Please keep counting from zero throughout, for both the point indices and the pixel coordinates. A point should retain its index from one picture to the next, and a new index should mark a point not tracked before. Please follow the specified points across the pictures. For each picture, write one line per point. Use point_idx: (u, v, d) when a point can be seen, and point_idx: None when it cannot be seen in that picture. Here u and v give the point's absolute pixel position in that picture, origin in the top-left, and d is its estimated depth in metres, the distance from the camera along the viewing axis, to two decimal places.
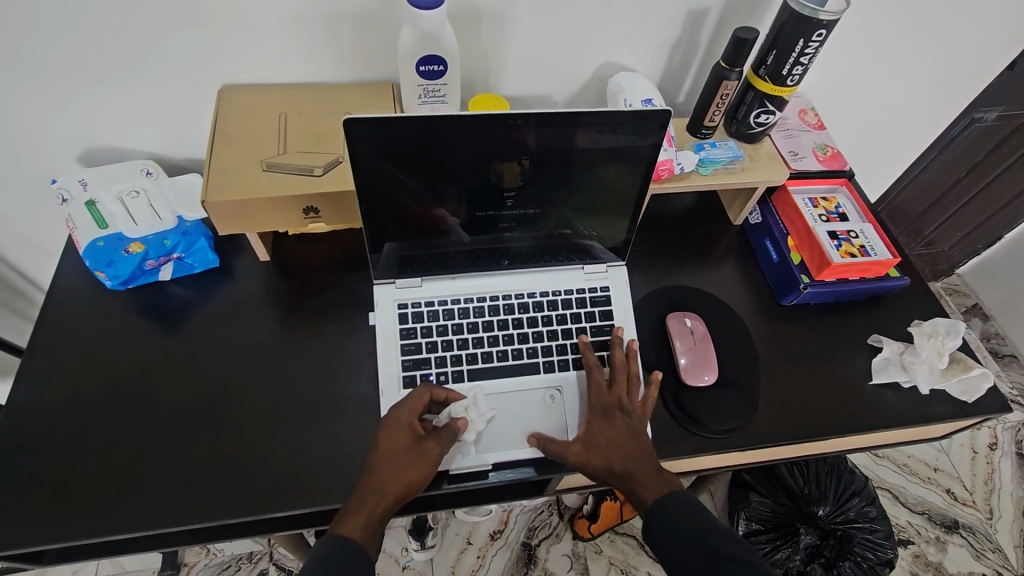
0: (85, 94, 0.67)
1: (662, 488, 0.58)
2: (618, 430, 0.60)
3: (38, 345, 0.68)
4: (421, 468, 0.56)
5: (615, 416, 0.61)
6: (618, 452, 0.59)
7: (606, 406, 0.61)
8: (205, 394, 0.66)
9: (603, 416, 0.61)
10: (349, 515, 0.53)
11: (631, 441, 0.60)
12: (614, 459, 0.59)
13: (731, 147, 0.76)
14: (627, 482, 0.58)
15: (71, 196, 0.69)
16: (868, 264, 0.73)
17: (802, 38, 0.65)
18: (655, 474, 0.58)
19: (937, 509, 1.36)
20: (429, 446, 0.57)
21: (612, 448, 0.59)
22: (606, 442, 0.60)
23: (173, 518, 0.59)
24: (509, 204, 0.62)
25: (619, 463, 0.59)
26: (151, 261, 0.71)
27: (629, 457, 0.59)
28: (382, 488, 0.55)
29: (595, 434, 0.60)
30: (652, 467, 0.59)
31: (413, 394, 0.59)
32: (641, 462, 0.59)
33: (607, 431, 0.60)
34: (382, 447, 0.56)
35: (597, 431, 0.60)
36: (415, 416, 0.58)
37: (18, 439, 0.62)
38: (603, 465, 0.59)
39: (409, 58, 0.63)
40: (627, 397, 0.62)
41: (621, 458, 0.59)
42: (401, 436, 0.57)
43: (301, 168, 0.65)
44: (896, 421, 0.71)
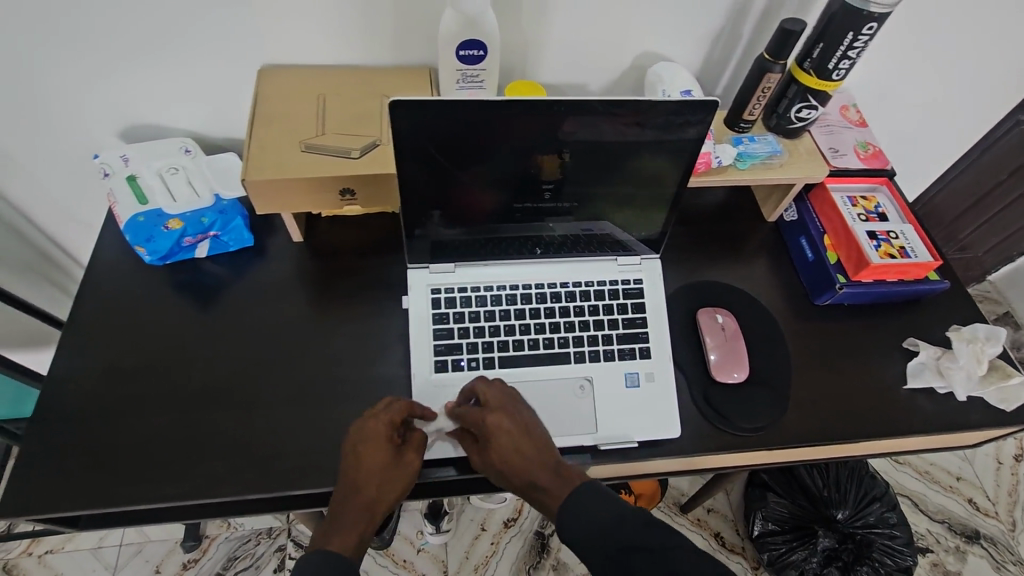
0: (128, 72, 0.68)
1: (564, 490, 0.53)
2: (505, 444, 0.55)
3: (75, 316, 0.69)
4: (407, 480, 0.57)
5: (494, 437, 0.56)
6: (512, 466, 0.55)
7: (482, 425, 0.57)
8: (236, 372, 0.67)
9: (488, 434, 0.56)
10: (340, 531, 0.53)
11: (522, 451, 0.55)
12: (513, 475, 0.55)
13: (770, 142, 0.74)
14: (534, 493, 0.54)
15: (113, 170, 0.71)
16: (908, 265, 0.72)
17: (851, 31, 0.64)
18: (552, 478, 0.54)
19: (958, 518, 1.34)
20: (411, 457, 0.57)
21: (508, 464, 0.55)
22: (498, 459, 0.55)
23: (206, 490, 0.60)
24: (547, 196, 0.62)
25: (515, 476, 0.55)
26: (189, 238, 0.71)
27: (526, 467, 0.54)
28: (374, 501, 0.55)
29: (489, 450, 0.56)
30: (550, 473, 0.54)
31: (394, 407, 0.58)
32: (536, 468, 0.54)
33: (496, 446, 0.56)
34: (371, 463, 0.56)
35: (489, 445, 0.56)
36: (393, 428, 0.57)
37: (57, 408, 0.64)
38: (506, 478, 0.56)
39: (449, 41, 0.62)
40: (503, 411, 0.57)
41: (518, 472, 0.55)
42: (385, 451, 0.56)
43: (338, 150, 0.64)
44: (929, 427, 0.69)
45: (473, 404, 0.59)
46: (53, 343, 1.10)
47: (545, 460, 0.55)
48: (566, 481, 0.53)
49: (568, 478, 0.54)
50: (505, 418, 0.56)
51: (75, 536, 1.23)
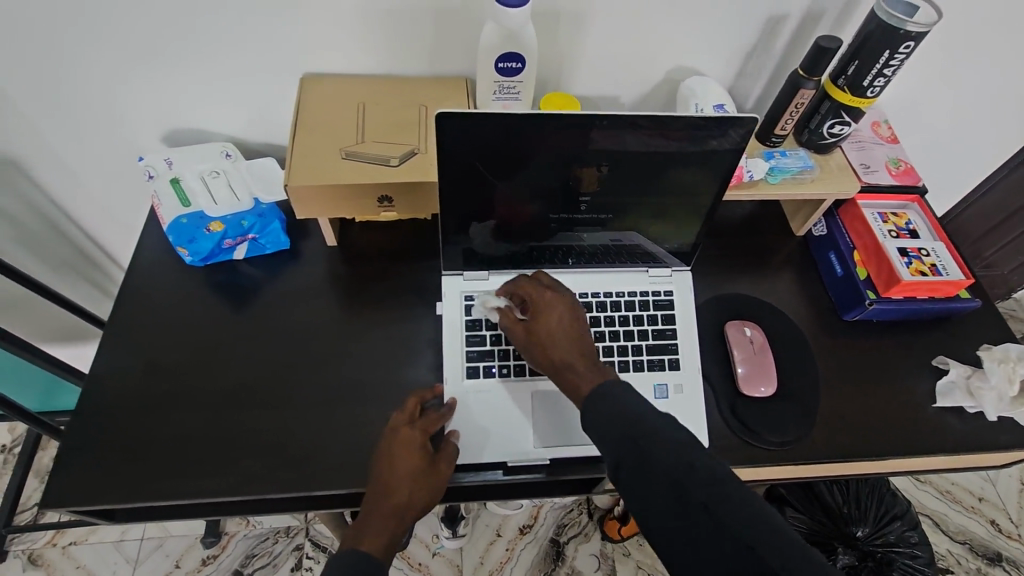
0: (176, 77, 0.70)
1: (597, 377, 0.56)
2: (555, 322, 0.59)
3: (117, 312, 0.72)
4: (435, 490, 0.57)
5: (544, 310, 0.60)
6: (553, 341, 0.58)
7: (540, 300, 0.61)
8: (272, 372, 0.69)
9: (542, 309, 0.60)
10: (370, 532, 0.54)
11: (567, 333, 0.59)
12: (550, 351, 0.58)
13: (802, 156, 0.75)
14: (564, 372, 0.57)
15: (156, 173, 0.73)
16: (940, 283, 0.72)
17: (888, 49, 0.64)
18: (590, 365, 0.57)
19: (980, 539, 1.32)
20: (442, 467, 0.58)
21: (550, 339, 0.58)
22: (541, 329, 0.59)
23: (242, 487, 0.62)
24: (583, 208, 0.63)
25: (554, 352, 0.58)
26: (229, 240, 0.73)
27: (568, 347, 0.58)
28: (404, 508, 0.55)
29: (536, 322, 0.60)
30: (589, 361, 0.57)
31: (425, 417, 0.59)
32: (576, 350, 0.58)
33: (546, 320, 0.59)
34: (401, 471, 0.56)
35: (539, 318, 0.60)
36: (425, 436, 0.58)
37: (99, 402, 0.66)
38: (540, 352, 0.59)
39: (489, 54, 0.64)
40: (560, 296, 0.61)
41: (556, 349, 0.58)
42: (416, 460, 0.57)
43: (377, 157, 0.66)
44: (960, 446, 0.69)
45: (530, 283, 0.63)
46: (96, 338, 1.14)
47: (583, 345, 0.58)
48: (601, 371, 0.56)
49: (603, 369, 0.57)
50: (557, 302, 0.61)
51: (99, 528, 1.26)
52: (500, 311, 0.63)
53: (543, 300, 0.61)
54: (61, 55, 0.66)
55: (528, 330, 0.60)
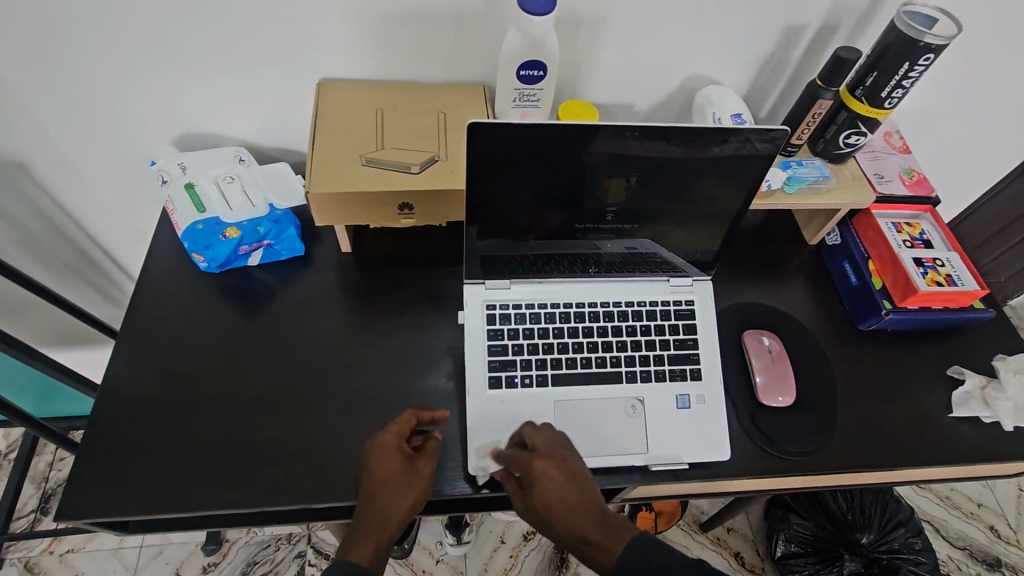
0: (190, 80, 0.69)
1: (609, 544, 0.50)
2: (551, 491, 0.54)
3: (129, 317, 0.70)
4: (420, 487, 0.58)
5: (543, 483, 0.55)
6: (562, 513, 0.53)
7: (525, 468, 0.56)
8: (288, 379, 0.68)
9: (529, 477, 0.55)
10: (357, 543, 0.54)
11: (574, 503, 0.53)
12: (563, 524, 0.53)
13: (819, 166, 0.75)
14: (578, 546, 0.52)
15: (171, 177, 0.72)
16: (955, 293, 0.72)
17: (908, 61, 0.64)
18: (598, 527, 0.51)
19: (980, 545, 1.33)
20: (421, 465, 0.59)
21: (554, 509, 0.53)
22: (546, 504, 0.54)
23: (259, 498, 0.61)
24: (608, 218, 0.63)
25: (559, 521, 0.53)
26: (245, 246, 0.72)
27: (570, 514, 0.53)
28: (390, 511, 0.56)
29: (532, 493, 0.55)
30: (595, 521, 0.52)
31: (401, 418, 0.60)
32: (580, 518, 0.52)
33: (542, 488, 0.54)
34: (381, 473, 0.57)
35: (534, 488, 0.55)
36: (403, 438, 0.59)
37: (112, 410, 0.64)
38: (546, 524, 0.54)
39: (511, 62, 0.63)
40: (551, 457, 0.57)
41: (563, 520, 0.53)
42: (394, 461, 0.58)
43: (398, 164, 0.65)
44: (976, 457, 0.69)
45: (518, 450, 0.58)
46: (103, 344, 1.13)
47: (594, 509, 0.53)
48: (617, 535, 0.50)
49: (616, 528, 0.51)
50: (552, 467, 0.56)
51: (96, 536, 1.23)
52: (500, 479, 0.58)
53: (537, 470, 0.56)
54: (78, 57, 0.65)
55: (528, 501, 0.55)
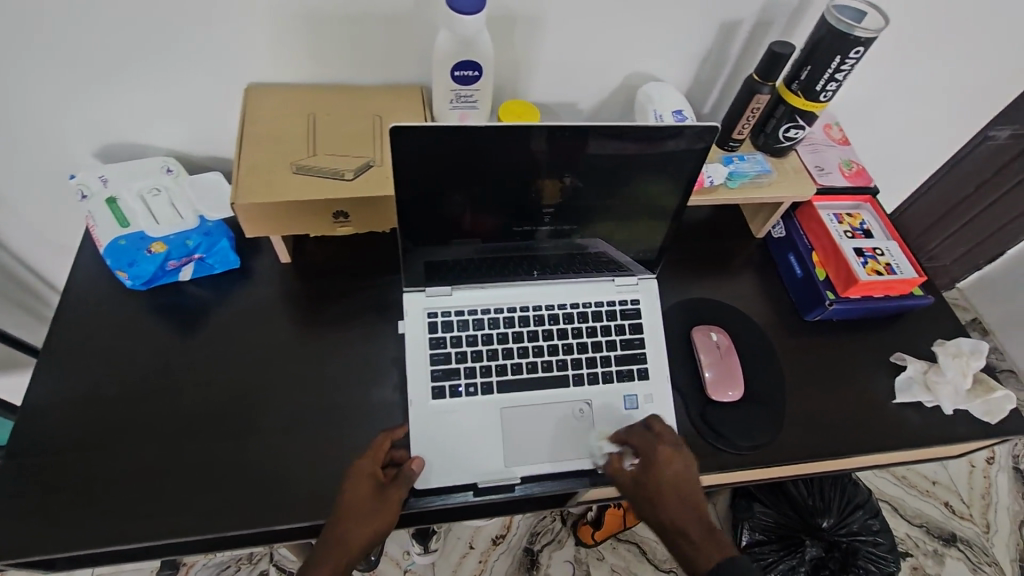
0: (108, 89, 0.66)
1: (715, 553, 0.54)
2: (671, 483, 0.57)
3: (51, 341, 0.66)
4: (385, 518, 0.56)
5: (665, 470, 0.58)
6: (675, 503, 0.57)
7: (653, 455, 0.58)
8: (226, 400, 0.65)
9: (651, 464, 0.58)
10: (316, 563, 0.55)
11: (688, 499, 0.57)
12: (671, 514, 0.56)
13: (759, 160, 0.76)
14: (676, 541, 0.56)
15: (90, 192, 0.68)
16: (895, 282, 0.74)
17: (839, 55, 0.65)
18: (704, 535, 0.55)
19: (936, 521, 1.38)
20: (391, 493, 0.56)
21: (665, 500, 0.57)
22: (661, 493, 0.57)
23: (196, 526, 0.58)
24: (546, 220, 0.62)
25: (669, 514, 0.56)
26: (173, 261, 0.69)
27: (680, 511, 0.56)
28: (349, 538, 0.55)
29: (649, 480, 0.58)
30: (703, 527, 0.56)
31: (375, 442, 0.59)
32: (691, 519, 0.56)
33: (660, 478, 0.57)
34: (346, 498, 0.56)
35: (655, 475, 0.57)
36: (376, 465, 0.58)
37: (33, 442, 0.60)
38: (650, 510, 0.57)
39: (444, 62, 0.62)
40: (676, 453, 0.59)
41: (675, 515, 0.56)
42: (361, 486, 0.56)
43: (331, 171, 0.63)
44: (919, 441, 0.71)
45: (641, 432, 0.60)
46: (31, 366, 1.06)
47: (701, 510, 0.57)
48: (721, 545, 0.54)
49: (721, 541, 0.55)
50: (678, 460, 0.58)
51: None
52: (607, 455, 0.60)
53: (663, 458, 0.58)
54: None
55: (640, 484, 0.58)
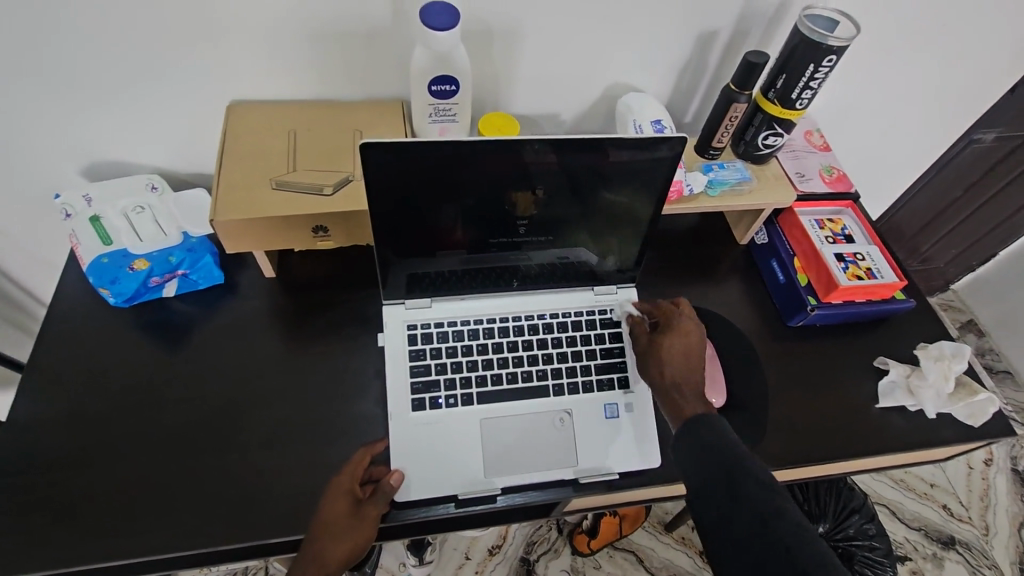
0: (90, 109, 0.66)
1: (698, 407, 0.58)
2: (685, 348, 0.63)
3: (36, 360, 0.67)
4: (362, 534, 0.56)
5: (681, 333, 0.64)
6: (676, 363, 0.62)
7: (675, 322, 0.65)
8: (210, 415, 0.65)
9: (670, 328, 0.64)
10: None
11: (689, 365, 0.62)
12: (669, 370, 0.62)
13: (739, 168, 0.76)
14: (670, 391, 0.60)
15: (74, 211, 0.68)
16: (875, 286, 0.74)
17: (812, 63, 0.66)
18: (695, 394, 0.59)
19: (935, 524, 1.37)
20: (368, 510, 0.57)
21: (673, 359, 0.62)
22: (669, 352, 0.63)
23: (178, 542, 0.58)
24: (523, 231, 0.62)
25: (671, 369, 0.62)
26: (156, 278, 0.69)
27: (682, 369, 0.61)
28: (326, 554, 0.56)
29: (663, 341, 0.63)
30: (696, 390, 0.60)
31: (354, 458, 0.59)
32: (690, 376, 0.61)
33: (676, 340, 0.63)
34: (324, 515, 0.57)
35: (669, 339, 0.64)
36: (355, 481, 0.58)
37: (17, 461, 0.61)
38: (654, 362, 0.63)
39: (421, 77, 0.62)
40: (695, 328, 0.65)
41: (676, 366, 0.62)
42: (339, 502, 0.57)
43: (310, 186, 0.64)
44: (904, 445, 0.71)
45: (670, 308, 0.67)
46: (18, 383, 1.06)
47: (697, 379, 0.61)
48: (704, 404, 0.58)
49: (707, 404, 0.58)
50: (693, 335, 0.64)
51: None
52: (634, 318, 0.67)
53: (681, 327, 0.65)
54: None
55: (653, 340, 0.64)
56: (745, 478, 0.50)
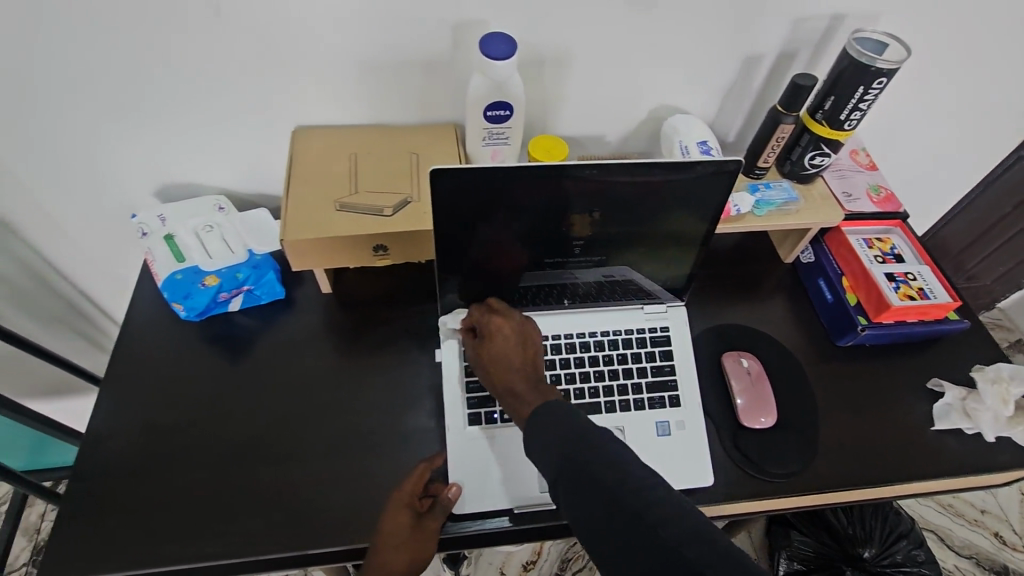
0: (166, 134, 0.71)
1: (535, 401, 0.56)
2: (502, 345, 0.61)
3: (111, 370, 0.71)
4: (424, 546, 0.58)
5: (496, 333, 0.61)
6: (501, 368, 0.59)
7: (488, 323, 0.62)
8: (271, 425, 0.68)
9: (488, 332, 0.62)
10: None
11: (514, 361, 0.59)
12: (501, 378, 0.59)
13: (786, 188, 0.77)
14: (512, 402, 0.58)
15: (150, 230, 0.73)
16: (928, 306, 0.73)
17: (862, 85, 0.66)
18: (530, 387, 0.57)
19: (986, 553, 1.32)
20: (428, 522, 0.59)
21: (500, 363, 0.60)
22: (491, 359, 0.61)
23: (243, 548, 0.60)
24: (577, 251, 0.64)
25: (501, 376, 0.59)
26: (224, 293, 0.73)
27: (509, 371, 0.59)
28: (390, 563, 0.58)
29: (487, 348, 0.61)
30: (528, 383, 0.58)
31: (412, 472, 0.61)
32: (519, 373, 0.59)
33: (496, 341, 0.61)
34: (387, 526, 0.58)
35: (490, 341, 0.61)
36: (415, 495, 0.60)
37: (94, 466, 0.64)
38: (489, 376, 0.61)
39: (478, 104, 0.65)
40: (509, 319, 0.63)
41: (503, 371, 0.59)
42: (401, 515, 0.59)
43: (372, 208, 0.67)
44: (961, 469, 0.69)
45: (479, 309, 0.65)
46: (87, 392, 1.13)
47: (529, 372, 0.59)
48: (541, 395, 0.56)
49: (544, 391, 0.57)
50: (507, 327, 0.62)
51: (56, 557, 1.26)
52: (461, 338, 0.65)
53: (493, 325, 0.62)
54: (59, 119, 0.67)
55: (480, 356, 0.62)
56: (580, 462, 0.47)
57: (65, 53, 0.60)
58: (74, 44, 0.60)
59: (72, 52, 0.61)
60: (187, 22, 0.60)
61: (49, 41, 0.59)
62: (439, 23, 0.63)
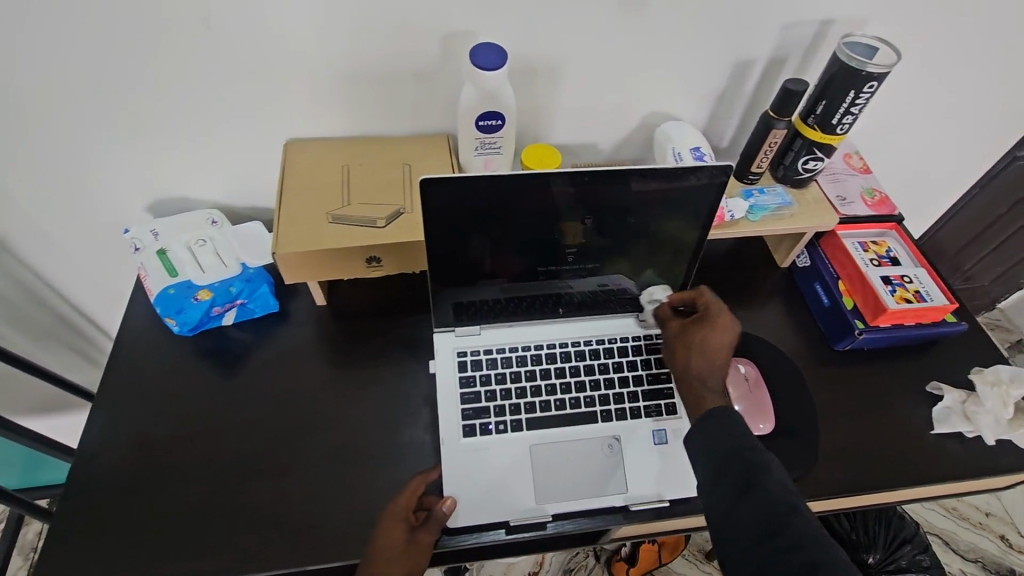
0: (158, 148, 0.71)
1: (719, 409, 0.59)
2: (713, 343, 0.62)
3: (105, 386, 0.70)
4: (417, 560, 0.57)
5: (711, 329, 0.63)
6: (694, 360, 0.62)
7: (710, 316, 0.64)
8: (266, 440, 0.68)
9: (701, 323, 0.63)
10: None
11: (714, 363, 0.62)
12: (690, 368, 0.62)
13: (779, 193, 0.77)
14: (695, 392, 0.61)
15: (143, 245, 0.73)
16: (926, 309, 0.73)
17: (853, 89, 0.66)
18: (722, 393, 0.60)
19: (992, 557, 1.31)
20: (422, 536, 0.57)
21: (708, 359, 0.62)
22: (697, 348, 0.63)
23: (237, 566, 0.60)
24: (570, 259, 0.64)
25: (694, 367, 0.62)
26: (217, 308, 0.73)
27: (702, 368, 0.62)
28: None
29: (691, 335, 0.63)
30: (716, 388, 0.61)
31: (408, 486, 0.60)
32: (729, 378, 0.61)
33: (701, 332, 0.63)
34: (381, 539, 0.57)
35: (707, 334, 0.63)
36: (411, 507, 0.59)
37: (87, 485, 0.64)
38: (678, 358, 0.64)
39: (469, 114, 0.65)
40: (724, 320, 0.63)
41: (713, 368, 0.61)
42: (397, 528, 0.57)
43: (365, 220, 0.67)
44: (962, 473, 0.69)
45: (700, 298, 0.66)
46: (83, 409, 1.13)
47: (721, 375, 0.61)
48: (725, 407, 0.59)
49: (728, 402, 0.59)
50: (723, 327, 0.63)
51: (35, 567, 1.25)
52: (665, 309, 0.67)
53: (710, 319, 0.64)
54: (53, 135, 0.67)
55: (682, 337, 0.64)
56: (761, 482, 0.51)
57: (57, 70, 0.61)
58: (66, 61, 0.60)
59: (64, 69, 0.61)
60: (179, 37, 0.60)
61: (40, 58, 0.59)
62: (429, 34, 0.64)
